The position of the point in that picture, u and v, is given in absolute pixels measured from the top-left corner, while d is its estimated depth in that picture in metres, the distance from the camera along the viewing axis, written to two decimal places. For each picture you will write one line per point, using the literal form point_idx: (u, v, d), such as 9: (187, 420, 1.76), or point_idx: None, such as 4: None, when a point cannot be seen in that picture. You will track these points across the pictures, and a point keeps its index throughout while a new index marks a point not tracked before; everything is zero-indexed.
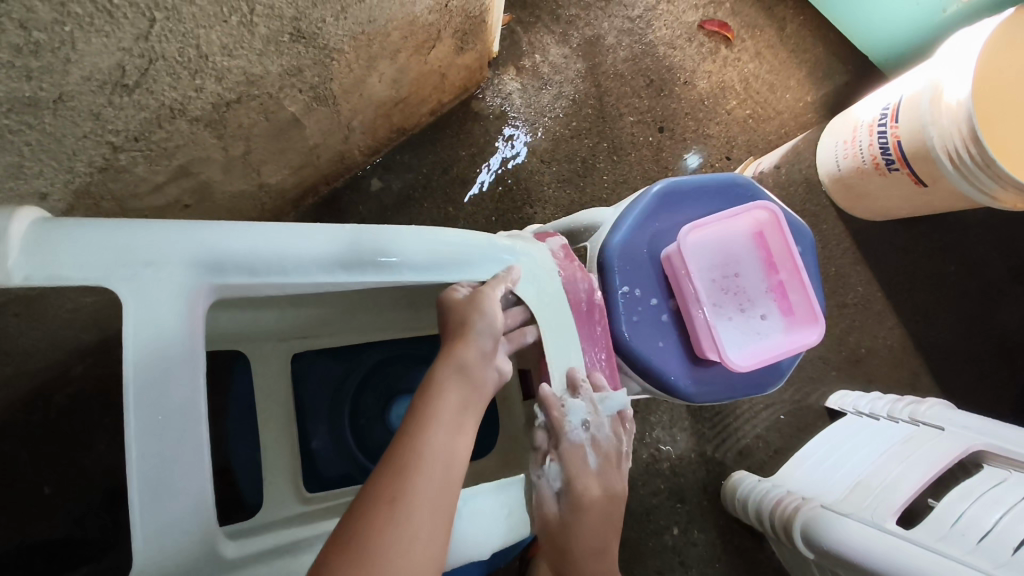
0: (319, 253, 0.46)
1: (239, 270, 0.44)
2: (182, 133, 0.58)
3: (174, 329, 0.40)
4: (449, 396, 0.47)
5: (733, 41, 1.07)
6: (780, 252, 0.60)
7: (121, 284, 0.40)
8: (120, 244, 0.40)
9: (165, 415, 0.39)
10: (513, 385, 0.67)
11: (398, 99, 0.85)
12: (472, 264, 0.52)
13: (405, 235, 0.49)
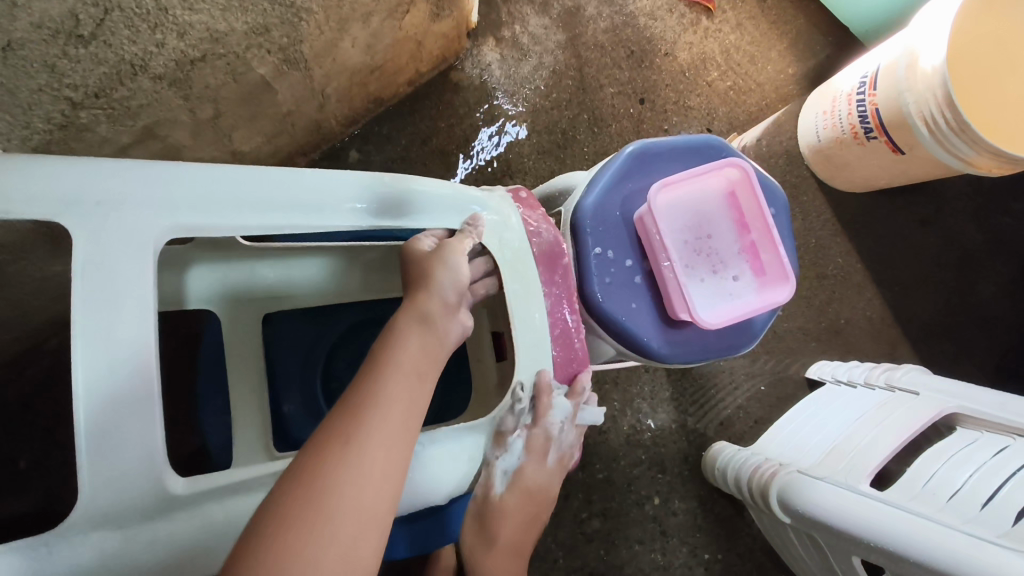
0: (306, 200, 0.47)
1: (192, 214, 0.44)
2: (144, 91, 0.57)
3: (122, 270, 0.40)
4: (410, 344, 0.47)
5: (714, 12, 1.06)
6: (752, 211, 0.60)
7: (69, 221, 0.39)
8: (66, 184, 0.40)
9: (113, 354, 0.39)
10: (488, 348, 0.66)
11: (374, 66, 0.84)
12: (437, 212, 0.53)
13: (376, 181, 0.50)
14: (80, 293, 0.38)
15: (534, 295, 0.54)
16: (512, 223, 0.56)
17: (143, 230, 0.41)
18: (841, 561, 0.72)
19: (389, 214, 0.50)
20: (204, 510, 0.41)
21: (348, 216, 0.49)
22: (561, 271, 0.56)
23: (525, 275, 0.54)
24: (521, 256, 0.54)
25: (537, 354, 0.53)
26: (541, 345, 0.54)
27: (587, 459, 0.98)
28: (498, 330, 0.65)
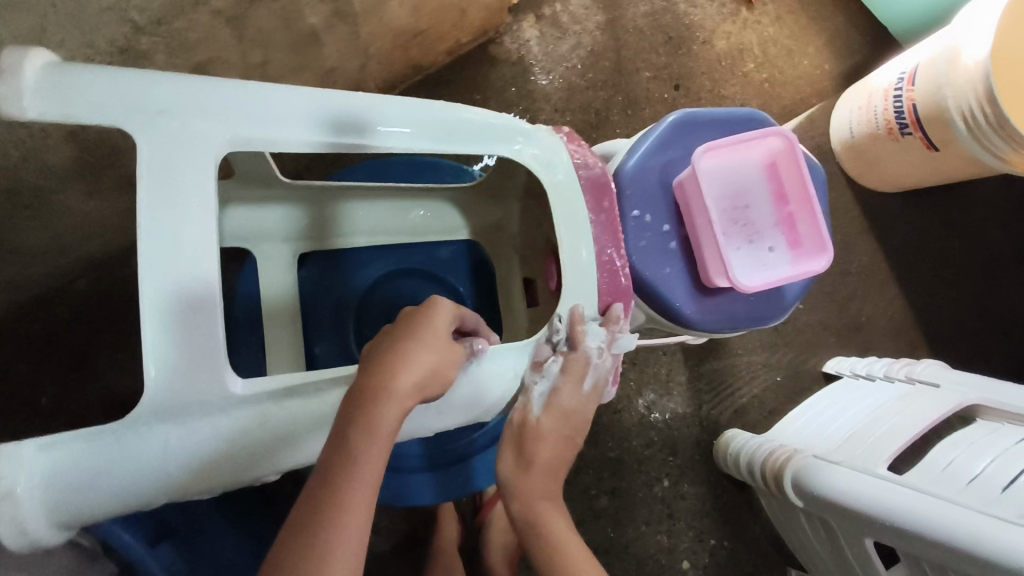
0: (280, 120, 0.46)
1: (253, 126, 0.45)
2: (203, 25, 0.58)
3: (186, 171, 0.42)
4: (387, 416, 0.42)
5: (754, 4, 1.07)
6: (792, 182, 0.60)
7: (135, 126, 0.41)
8: (135, 89, 0.42)
9: (176, 248, 0.41)
10: (518, 295, 0.72)
11: (418, 30, 0.85)
12: (487, 142, 0.54)
13: (427, 107, 0.52)
14: (152, 198, 0.41)
15: (581, 228, 0.55)
16: (563, 154, 0.57)
17: (205, 137, 0.43)
18: (854, 543, 0.73)
19: (350, 135, 0.49)
20: (262, 410, 0.43)
21: (302, 134, 0.47)
22: (608, 200, 0.57)
23: (573, 210, 0.56)
24: (572, 188, 0.56)
25: (579, 289, 0.56)
26: (591, 277, 0.56)
27: (600, 437, 0.99)
28: (529, 276, 0.71)
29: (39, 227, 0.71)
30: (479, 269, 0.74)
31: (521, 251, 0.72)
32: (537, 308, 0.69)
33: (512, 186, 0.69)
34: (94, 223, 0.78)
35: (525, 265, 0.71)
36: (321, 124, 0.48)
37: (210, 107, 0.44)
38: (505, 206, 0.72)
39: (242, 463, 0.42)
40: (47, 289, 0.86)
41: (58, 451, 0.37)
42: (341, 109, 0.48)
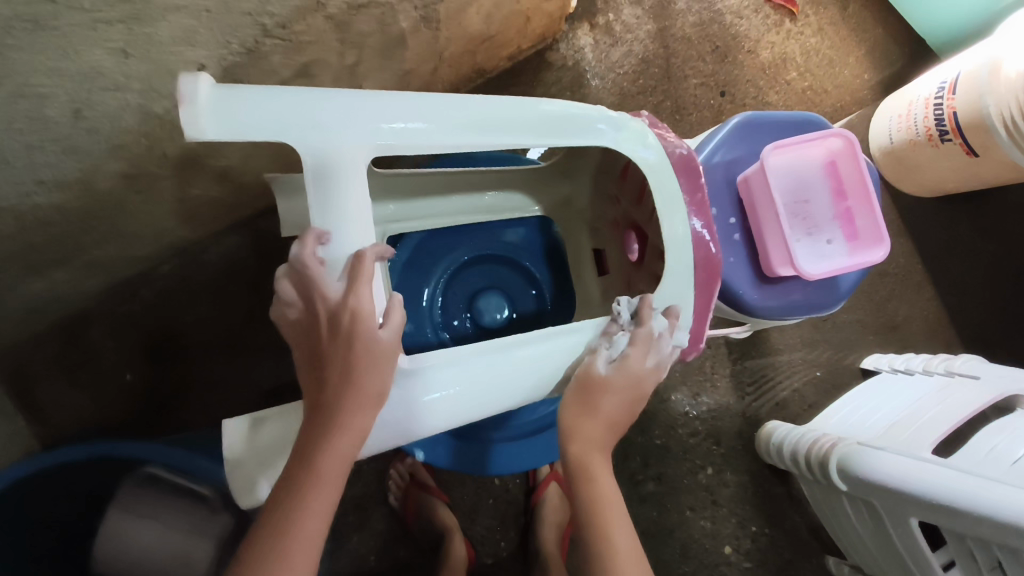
0: (363, 122, 0.51)
1: (392, 135, 0.52)
2: (316, 29, 0.63)
3: (346, 177, 0.50)
4: (354, 419, 0.46)
5: (797, 15, 1.12)
6: (851, 178, 0.65)
7: (296, 141, 0.48)
8: (288, 105, 0.48)
9: (345, 243, 0.49)
10: (588, 266, 0.79)
11: (486, 36, 0.91)
12: (578, 134, 0.59)
13: (518, 104, 0.56)
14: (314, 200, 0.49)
15: (677, 211, 0.60)
16: (651, 139, 0.61)
17: (358, 149, 0.50)
18: (898, 524, 0.76)
19: (416, 136, 0.53)
20: (425, 378, 0.52)
21: (375, 135, 0.51)
22: (696, 178, 0.62)
23: (670, 189, 0.60)
24: (664, 168, 0.61)
25: (682, 285, 0.60)
26: (685, 276, 0.60)
27: (646, 425, 1.04)
28: (600, 248, 0.78)
29: (144, 212, 0.77)
30: (552, 245, 0.80)
31: (591, 224, 0.78)
32: (610, 277, 0.76)
33: (583, 164, 0.74)
34: (188, 211, 0.84)
35: (596, 236, 0.78)
36: (382, 130, 0.51)
37: (350, 117, 0.50)
38: (574, 180, 0.78)
39: (405, 422, 0.51)
40: (138, 272, 0.92)
41: (261, 426, 0.50)
42: (407, 112, 0.52)
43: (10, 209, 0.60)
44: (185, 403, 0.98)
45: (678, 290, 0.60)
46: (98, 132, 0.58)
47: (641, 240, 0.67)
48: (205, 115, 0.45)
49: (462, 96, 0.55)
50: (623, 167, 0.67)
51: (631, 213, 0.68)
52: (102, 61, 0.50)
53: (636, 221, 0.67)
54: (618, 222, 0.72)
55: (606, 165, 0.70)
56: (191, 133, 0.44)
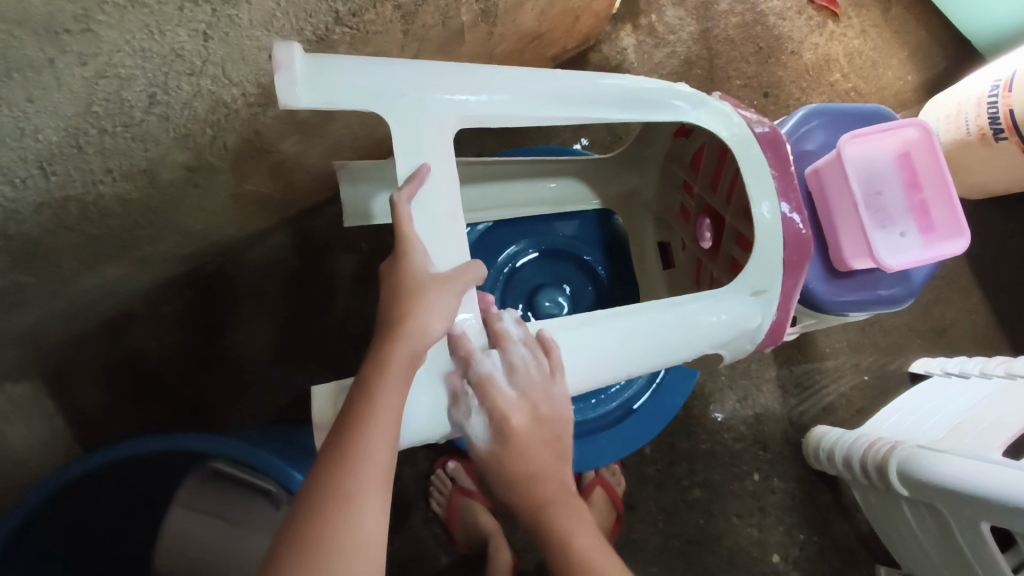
0: (451, 92, 0.53)
1: (480, 107, 0.54)
2: (384, 19, 0.63)
3: (433, 145, 0.52)
4: (407, 339, 0.47)
5: (841, 17, 1.11)
6: (927, 169, 0.64)
7: (387, 110, 0.51)
8: (381, 77, 0.50)
9: (434, 211, 0.51)
10: (653, 258, 0.81)
11: (536, 35, 0.90)
12: (653, 111, 0.60)
13: (599, 80, 0.58)
14: (405, 168, 0.51)
15: (765, 190, 0.60)
16: (729, 115, 0.61)
17: (446, 118, 0.53)
18: (967, 529, 0.74)
19: (502, 109, 0.55)
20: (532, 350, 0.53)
21: (462, 106, 0.53)
22: (780, 154, 0.61)
23: (760, 166, 0.60)
24: (751, 143, 0.61)
25: (768, 273, 0.59)
26: (776, 260, 0.59)
27: (691, 429, 1.03)
28: (663, 242, 0.80)
29: (199, 206, 0.77)
30: (613, 238, 0.84)
31: (658, 215, 0.80)
32: (674, 269, 0.78)
33: (650, 154, 0.78)
34: (237, 207, 0.83)
35: (661, 229, 0.80)
36: (470, 103, 0.53)
37: (435, 89, 0.52)
38: (641, 173, 0.80)
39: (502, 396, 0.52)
40: (183, 269, 0.92)
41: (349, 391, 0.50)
42: (494, 85, 0.54)
43: (76, 197, 0.60)
44: (226, 404, 0.96)
45: (769, 275, 0.59)
46: (171, 117, 0.57)
47: (716, 224, 0.68)
48: (301, 81, 0.47)
49: (547, 70, 0.56)
50: (699, 148, 0.69)
51: (704, 199, 0.70)
52: (183, 43, 0.50)
53: (711, 206, 0.68)
54: (689, 211, 0.74)
55: (676, 151, 0.74)
56: (287, 99, 0.46)
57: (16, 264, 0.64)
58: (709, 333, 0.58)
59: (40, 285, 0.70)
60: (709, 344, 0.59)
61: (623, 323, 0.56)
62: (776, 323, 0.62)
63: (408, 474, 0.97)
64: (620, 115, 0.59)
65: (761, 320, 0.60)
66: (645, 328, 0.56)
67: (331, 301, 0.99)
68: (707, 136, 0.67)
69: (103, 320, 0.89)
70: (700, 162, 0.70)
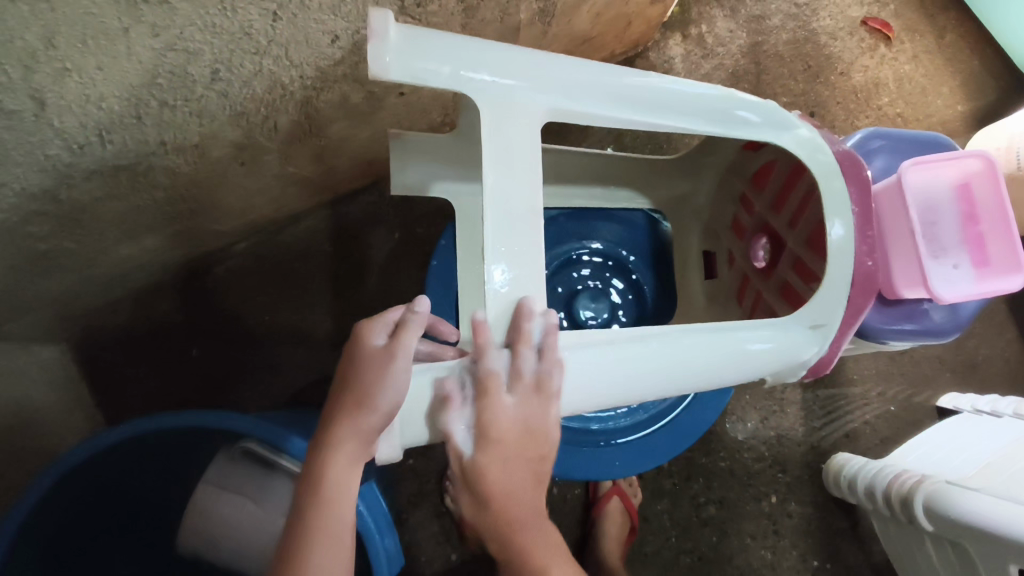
0: (542, 84, 0.52)
1: (568, 101, 0.53)
2: (447, 11, 0.62)
3: (518, 136, 0.51)
4: (352, 420, 0.47)
5: (893, 40, 1.09)
6: (986, 203, 0.62)
7: (476, 93, 0.50)
8: (471, 59, 0.50)
9: (514, 204, 0.50)
10: (695, 269, 0.81)
11: (587, 37, 0.89)
12: (723, 122, 0.58)
13: (681, 87, 0.57)
14: (489, 155, 0.50)
15: (835, 213, 0.59)
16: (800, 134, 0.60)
17: (533, 109, 0.52)
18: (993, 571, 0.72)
19: (589, 106, 0.54)
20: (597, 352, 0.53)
21: (550, 99, 0.52)
22: (856, 175, 0.60)
23: (837, 193, 0.59)
24: (830, 166, 0.60)
25: (830, 302, 0.59)
26: (840, 291, 0.59)
27: (711, 445, 1.01)
28: (709, 251, 0.81)
29: (240, 185, 0.77)
30: (658, 246, 0.84)
31: (708, 224, 0.80)
32: (717, 280, 0.79)
33: (711, 163, 0.78)
34: (278, 188, 0.83)
35: (709, 240, 0.80)
36: (559, 96, 0.53)
37: (524, 78, 0.51)
38: (695, 180, 0.80)
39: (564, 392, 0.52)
40: (216, 246, 0.92)
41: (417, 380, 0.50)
42: (584, 81, 0.53)
43: (128, 167, 0.60)
44: (247, 385, 0.96)
45: (830, 306, 0.59)
46: (229, 94, 0.57)
47: (774, 246, 0.69)
48: (392, 51, 0.46)
49: (637, 71, 0.55)
50: (767, 164, 0.69)
51: (764, 219, 0.70)
52: (253, 21, 0.50)
53: (772, 227, 0.69)
54: (743, 227, 0.74)
55: (742, 164, 0.74)
56: (377, 66, 0.46)
57: (61, 228, 0.63)
58: (759, 360, 0.58)
59: (79, 252, 0.70)
60: (760, 371, 0.59)
61: (674, 341, 0.55)
62: (823, 358, 0.61)
63: (424, 468, 0.97)
64: (695, 125, 0.58)
65: (815, 352, 0.60)
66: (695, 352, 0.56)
67: (360, 289, 0.99)
68: (780, 152, 0.67)
69: (134, 291, 0.89)
70: (765, 178, 0.70)
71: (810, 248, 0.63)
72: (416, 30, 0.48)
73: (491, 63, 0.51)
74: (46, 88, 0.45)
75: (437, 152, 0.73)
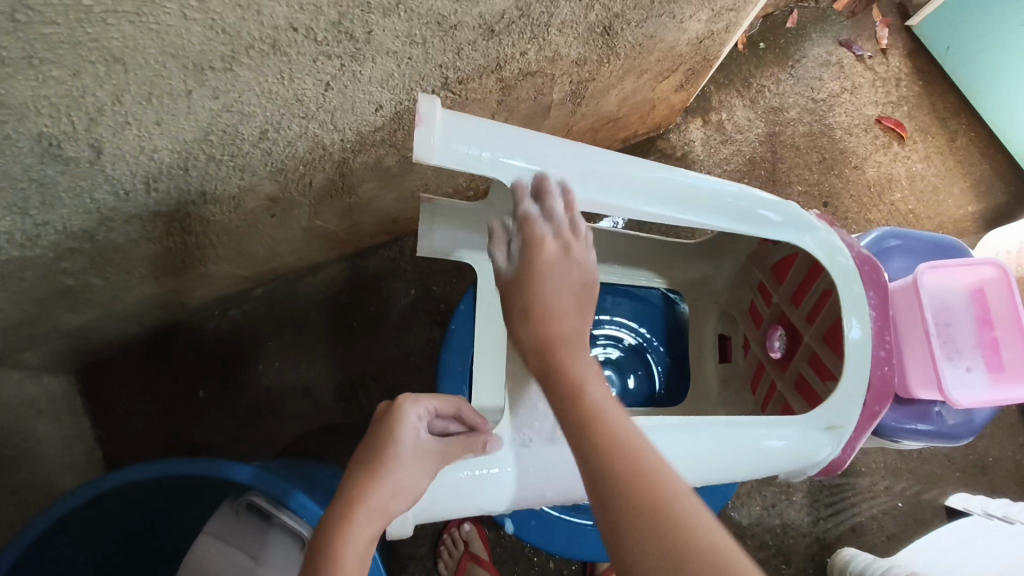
0: (577, 174, 0.54)
1: (600, 192, 0.55)
2: (485, 88, 0.65)
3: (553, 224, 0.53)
4: (388, 492, 0.48)
5: (906, 140, 1.13)
6: (1001, 310, 0.63)
7: (512, 180, 0.52)
8: (512, 147, 0.52)
9: None
10: (710, 353, 0.82)
11: (613, 117, 0.93)
12: (744, 220, 0.60)
13: (706, 184, 0.59)
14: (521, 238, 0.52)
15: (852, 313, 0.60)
16: (819, 236, 0.62)
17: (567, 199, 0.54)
18: None
19: (620, 199, 0.56)
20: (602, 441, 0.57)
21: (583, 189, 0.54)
22: (876, 280, 0.62)
23: (857, 297, 0.60)
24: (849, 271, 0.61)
25: (847, 403, 0.59)
26: (856, 395, 0.59)
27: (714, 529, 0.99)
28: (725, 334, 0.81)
29: (269, 234, 0.78)
30: (674, 325, 0.86)
31: (724, 307, 0.81)
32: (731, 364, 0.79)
33: (732, 249, 0.79)
34: (302, 239, 0.85)
35: (723, 321, 0.81)
36: (591, 187, 0.55)
37: (559, 168, 0.53)
38: (715, 263, 0.81)
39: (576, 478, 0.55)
40: (235, 291, 0.93)
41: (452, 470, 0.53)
42: (616, 174, 0.56)
43: (166, 213, 0.61)
44: (250, 430, 0.95)
45: (846, 409, 0.59)
46: (273, 152, 0.59)
47: (791, 337, 0.70)
48: (438, 137, 0.49)
49: (666, 167, 0.58)
50: (786, 258, 0.70)
51: (782, 309, 0.71)
52: (306, 89, 0.52)
53: (789, 319, 0.70)
54: (760, 315, 0.75)
55: (760, 255, 0.75)
56: (423, 153, 0.48)
57: (91, 266, 0.65)
58: (772, 460, 0.58)
59: (104, 289, 0.71)
60: (775, 467, 0.59)
61: (698, 433, 0.56)
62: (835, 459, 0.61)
63: (420, 528, 0.95)
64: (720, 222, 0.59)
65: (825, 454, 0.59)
66: (720, 447, 0.56)
67: (371, 342, 0.99)
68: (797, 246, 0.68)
69: (149, 327, 0.90)
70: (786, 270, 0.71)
71: (826, 345, 0.64)
72: (458, 117, 0.51)
73: (529, 149, 0.53)
74: (105, 138, 0.47)
75: (459, 220, 0.75)
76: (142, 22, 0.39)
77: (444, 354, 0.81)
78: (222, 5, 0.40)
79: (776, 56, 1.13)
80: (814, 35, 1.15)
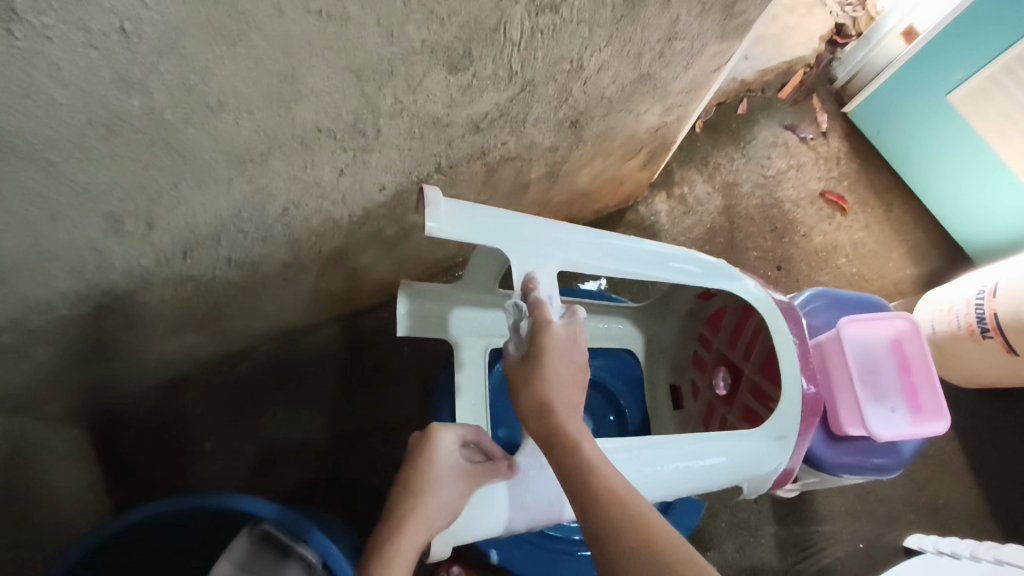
0: (557, 244, 0.65)
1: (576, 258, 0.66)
2: (471, 171, 0.77)
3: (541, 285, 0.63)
4: (427, 512, 0.56)
5: (848, 212, 1.27)
6: (916, 357, 0.73)
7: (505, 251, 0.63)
8: (503, 223, 0.63)
9: None
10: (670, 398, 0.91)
11: (585, 192, 1.06)
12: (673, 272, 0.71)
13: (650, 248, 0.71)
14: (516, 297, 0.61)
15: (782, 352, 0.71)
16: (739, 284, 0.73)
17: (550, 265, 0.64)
18: None
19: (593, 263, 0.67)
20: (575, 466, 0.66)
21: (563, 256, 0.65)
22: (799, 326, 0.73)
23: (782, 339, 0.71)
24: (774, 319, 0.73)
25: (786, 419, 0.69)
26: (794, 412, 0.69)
27: None
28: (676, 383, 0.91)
29: (279, 295, 0.88)
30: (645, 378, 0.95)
31: (685, 359, 0.91)
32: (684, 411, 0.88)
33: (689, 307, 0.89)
34: (307, 300, 0.95)
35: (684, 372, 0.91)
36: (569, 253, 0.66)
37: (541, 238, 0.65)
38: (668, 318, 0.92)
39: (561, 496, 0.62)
40: (242, 347, 1.01)
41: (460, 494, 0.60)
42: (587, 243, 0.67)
43: (196, 277, 0.71)
44: (251, 479, 1.01)
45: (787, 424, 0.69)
46: (292, 225, 0.70)
47: (732, 375, 0.81)
48: (446, 217, 0.59)
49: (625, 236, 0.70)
50: (718, 311, 0.83)
51: (721, 352, 0.83)
52: (324, 175, 0.63)
53: (728, 359, 0.82)
54: (703, 360, 0.86)
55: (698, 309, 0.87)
56: (433, 228, 0.58)
57: (125, 323, 0.74)
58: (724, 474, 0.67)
59: (132, 344, 0.80)
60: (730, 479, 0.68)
61: (664, 454, 0.64)
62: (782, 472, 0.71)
63: None
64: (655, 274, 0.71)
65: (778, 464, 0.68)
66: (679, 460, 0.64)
67: (366, 395, 1.07)
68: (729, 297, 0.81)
69: (162, 381, 0.98)
70: (719, 321, 0.83)
71: (764, 374, 0.76)
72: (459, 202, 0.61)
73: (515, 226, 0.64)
74: (159, 215, 0.58)
75: (431, 296, 0.82)
76: (205, 129, 0.50)
77: (435, 403, 0.89)
78: (267, 115, 0.52)
79: (729, 138, 1.29)
80: (761, 120, 1.31)
